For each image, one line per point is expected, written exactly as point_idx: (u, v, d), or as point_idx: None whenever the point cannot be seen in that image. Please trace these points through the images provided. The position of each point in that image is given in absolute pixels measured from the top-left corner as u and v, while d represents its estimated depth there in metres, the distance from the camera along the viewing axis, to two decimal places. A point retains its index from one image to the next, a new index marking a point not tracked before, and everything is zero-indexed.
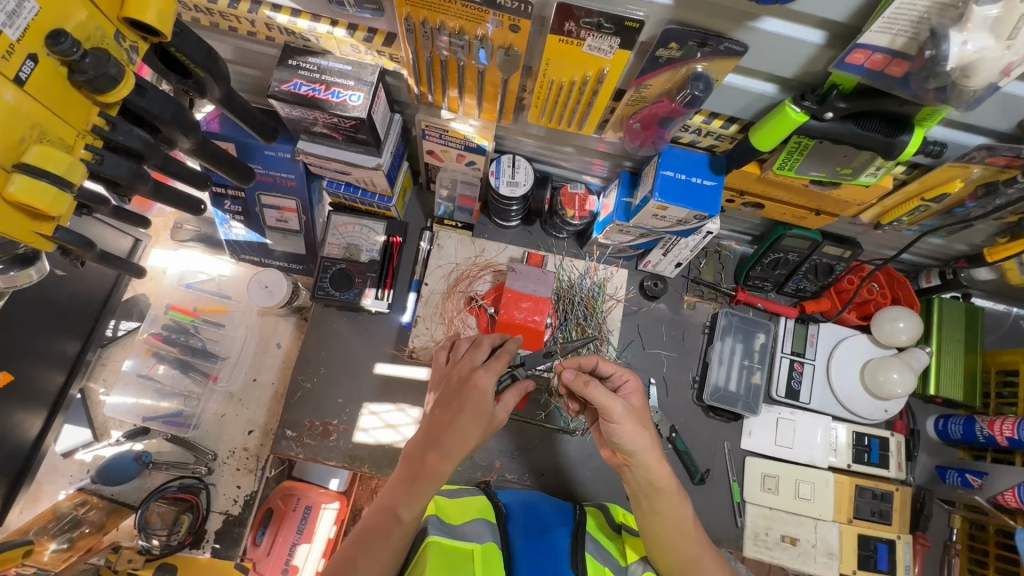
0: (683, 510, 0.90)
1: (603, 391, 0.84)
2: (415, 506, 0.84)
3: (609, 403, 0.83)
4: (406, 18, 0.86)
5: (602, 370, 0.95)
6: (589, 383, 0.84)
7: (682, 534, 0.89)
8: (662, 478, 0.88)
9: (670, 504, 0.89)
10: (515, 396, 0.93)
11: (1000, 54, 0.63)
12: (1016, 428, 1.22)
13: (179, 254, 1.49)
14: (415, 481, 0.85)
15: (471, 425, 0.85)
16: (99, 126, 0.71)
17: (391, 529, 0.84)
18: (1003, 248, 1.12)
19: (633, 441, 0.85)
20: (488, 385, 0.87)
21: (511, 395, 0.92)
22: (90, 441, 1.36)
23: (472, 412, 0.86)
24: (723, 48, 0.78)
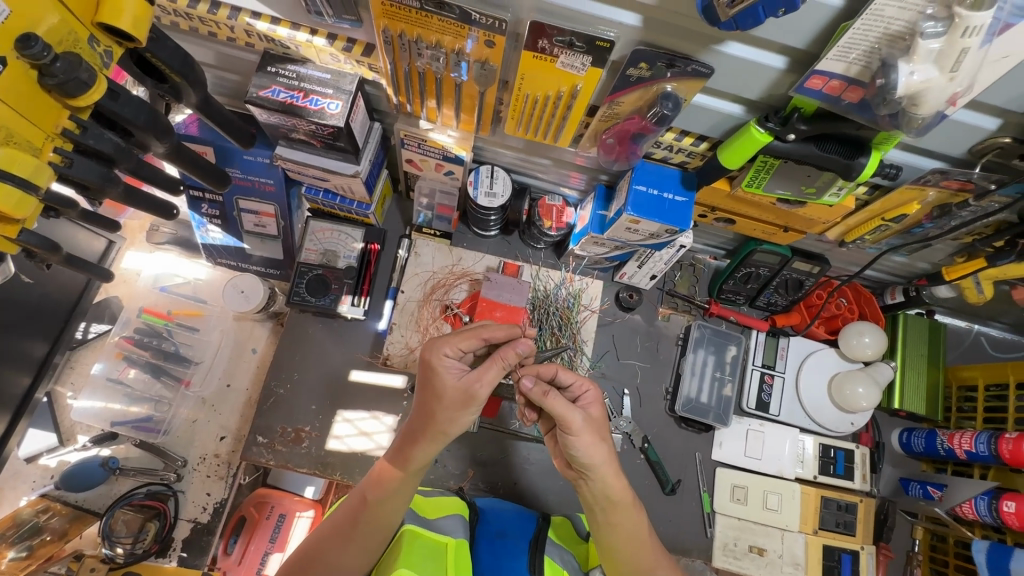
0: (638, 520, 0.91)
1: (563, 402, 0.84)
2: (380, 493, 0.85)
3: (568, 415, 0.83)
4: (384, 30, 0.87)
5: (563, 380, 0.92)
6: (548, 394, 0.83)
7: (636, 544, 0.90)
8: (619, 489, 0.88)
9: (631, 518, 0.90)
10: (495, 367, 0.84)
11: (944, 85, 0.66)
12: (973, 441, 1.26)
13: (154, 257, 1.48)
14: (383, 467, 0.87)
15: (451, 411, 0.84)
16: (69, 129, 0.71)
17: (358, 511, 0.86)
18: (959, 267, 1.16)
19: (590, 454, 0.85)
20: (446, 363, 0.84)
21: (489, 368, 0.84)
22: (56, 446, 1.34)
23: (432, 394, 0.84)
24: (690, 69, 0.81)
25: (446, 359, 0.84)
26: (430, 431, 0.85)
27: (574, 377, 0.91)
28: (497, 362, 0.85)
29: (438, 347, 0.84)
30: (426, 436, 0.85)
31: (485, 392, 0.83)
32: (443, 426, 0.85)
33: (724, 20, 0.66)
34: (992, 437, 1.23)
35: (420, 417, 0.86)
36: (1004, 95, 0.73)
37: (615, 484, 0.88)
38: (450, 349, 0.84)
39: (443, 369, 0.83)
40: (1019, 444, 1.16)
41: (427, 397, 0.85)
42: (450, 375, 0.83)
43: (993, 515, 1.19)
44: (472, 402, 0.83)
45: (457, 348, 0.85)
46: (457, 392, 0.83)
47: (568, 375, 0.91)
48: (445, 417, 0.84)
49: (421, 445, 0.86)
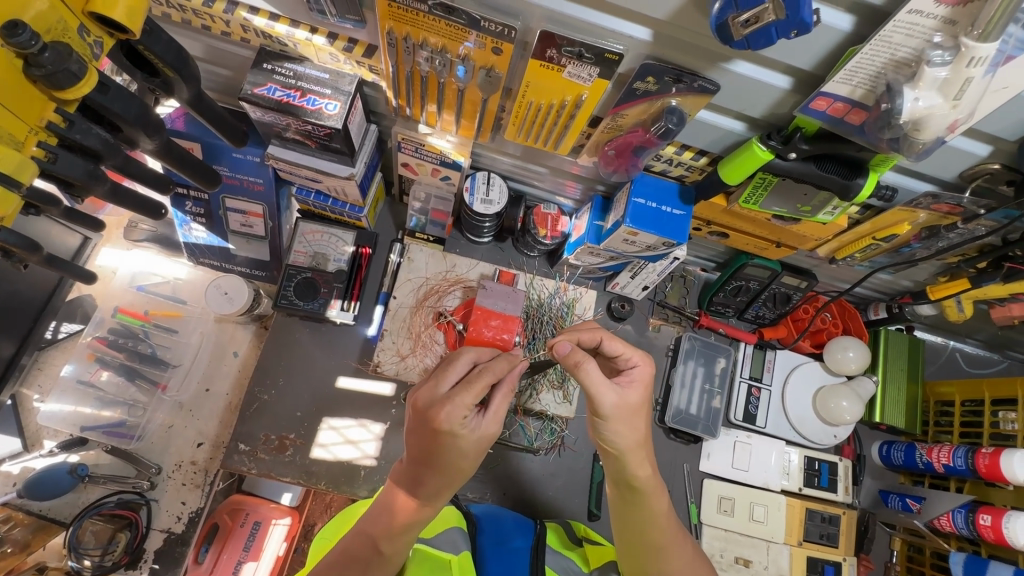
0: (658, 502, 0.90)
1: (599, 377, 0.80)
2: (398, 545, 0.80)
3: (600, 391, 0.80)
4: (388, 31, 0.85)
5: (609, 349, 0.89)
6: (581, 365, 0.80)
7: (647, 531, 0.90)
8: (643, 475, 0.87)
9: (654, 499, 0.89)
10: (507, 399, 0.80)
11: (947, 112, 0.67)
12: (951, 455, 1.30)
13: (132, 254, 1.42)
14: (396, 523, 0.80)
15: (469, 458, 0.79)
16: (54, 122, 0.67)
17: (371, 562, 0.80)
18: (943, 286, 1.19)
19: (621, 438, 0.83)
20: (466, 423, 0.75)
21: (500, 401, 0.79)
22: (19, 452, 1.26)
23: (453, 453, 0.77)
24: (696, 85, 0.81)
25: (465, 419, 0.75)
26: (451, 479, 0.81)
27: (621, 346, 0.88)
28: (505, 393, 0.80)
29: (451, 411, 0.74)
30: (446, 487, 0.81)
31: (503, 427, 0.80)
32: (462, 470, 0.80)
33: (737, 39, 0.66)
34: (969, 451, 1.27)
35: (435, 475, 0.80)
36: (1000, 123, 0.75)
37: (639, 470, 0.87)
38: (465, 407, 0.75)
39: (464, 430, 0.76)
40: (996, 458, 1.20)
41: (441, 455, 0.77)
42: (471, 432, 0.76)
43: (970, 528, 1.22)
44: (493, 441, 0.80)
45: (471, 404, 0.75)
46: (480, 441, 0.78)
47: (615, 343, 0.88)
48: (468, 465, 0.80)
49: (438, 495, 0.81)
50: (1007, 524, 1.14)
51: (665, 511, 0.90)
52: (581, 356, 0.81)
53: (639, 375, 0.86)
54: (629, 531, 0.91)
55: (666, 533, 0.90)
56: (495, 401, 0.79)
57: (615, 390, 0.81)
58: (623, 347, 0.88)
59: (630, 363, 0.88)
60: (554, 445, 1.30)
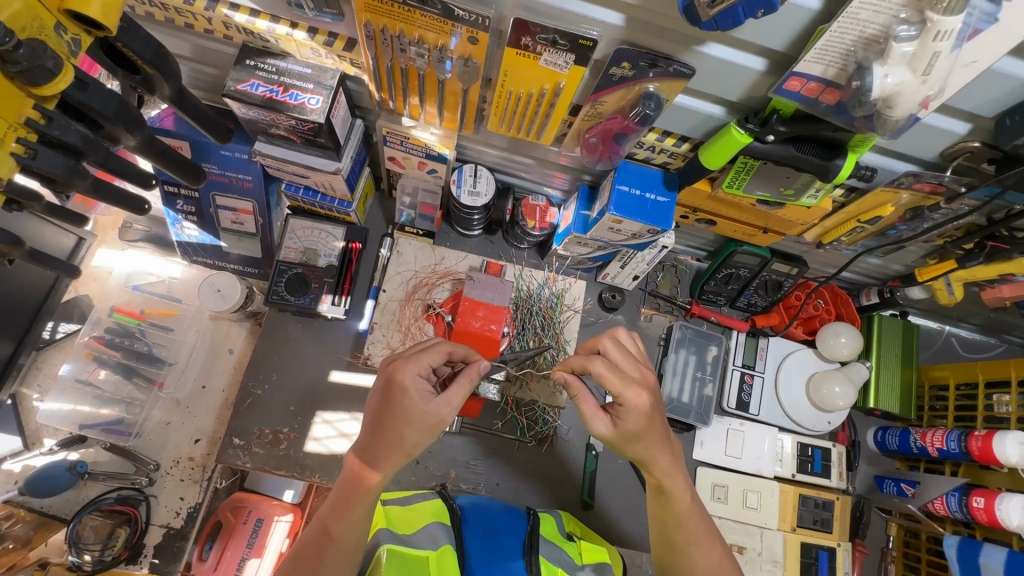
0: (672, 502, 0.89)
1: (591, 407, 0.85)
2: (346, 522, 0.81)
3: (591, 420, 0.84)
4: (366, 24, 0.86)
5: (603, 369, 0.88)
6: (576, 396, 0.85)
7: (661, 532, 0.92)
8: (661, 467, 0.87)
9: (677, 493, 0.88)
10: (464, 387, 0.83)
11: (917, 88, 0.67)
12: (944, 438, 1.29)
13: (127, 255, 1.44)
14: (347, 495, 0.83)
15: (416, 431, 0.80)
16: (34, 119, 0.68)
17: (323, 546, 0.81)
18: (931, 268, 1.17)
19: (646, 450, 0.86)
20: (416, 385, 0.80)
21: (458, 387, 0.83)
22: (20, 450, 1.29)
23: (398, 415, 0.80)
24: (672, 69, 0.81)
25: (416, 378, 0.81)
26: (395, 453, 0.81)
27: (616, 383, 0.81)
28: (463, 384, 0.83)
29: (409, 367, 0.81)
30: (390, 456, 0.81)
31: (450, 416, 0.82)
32: (410, 448, 0.82)
33: (705, 20, 0.66)
34: (963, 434, 1.26)
35: (382, 441, 0.81)
36: (975, 99, 0.75)
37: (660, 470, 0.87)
38: (420, 367, 0.82)
39: (413, 391, 0.80)
40: (988, 441, 1.19)
41: (391, 416, 0.81)
42: (421, 398, 0.80)
43: (964, 511, 1.22)
44: (439, 427, 0.81)
45: (427, 367, 0.83)
46: (428, 415, 0.80)
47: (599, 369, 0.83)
48: (410, 440, 0.80)
49: (383, 464, 0.81)
50: (1000, 505, 1.14)
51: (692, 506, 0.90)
52: (580, 388, 0.86)
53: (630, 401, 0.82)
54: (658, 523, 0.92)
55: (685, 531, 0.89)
56: (453, 387, 0.82)
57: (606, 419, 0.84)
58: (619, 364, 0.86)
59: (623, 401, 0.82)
60: (547, 434, 1.31)
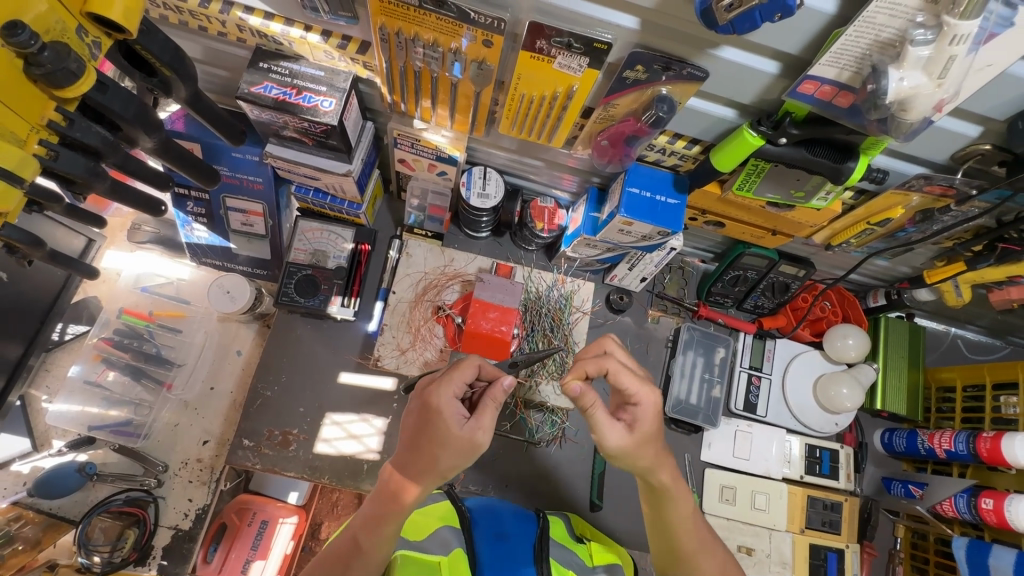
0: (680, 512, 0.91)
1: (605, 417, 0.82)
2: (378, 537, 0.83)
3: (606, 430, 0.83)
4: (381, 27, 0.87)
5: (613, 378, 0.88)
6: (591, 409, 0.81)
7: (668, 542, 0.93)
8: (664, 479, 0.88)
9: (680, 502, 0.90)
10: (492, 412, 0.83)
11: (932, 91, 0.68)
12: (953, 440, 1.30)
13: (135, 256, 1.44)
14: (380, 511, 0.84)
15: (451, 455, 0.81)
16: (55, 121, 0.68)
17: (353, 558, 0.83)
18: (939, 270, 1.18)
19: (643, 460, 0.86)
20: (453, 409, 0.81)
21: (485, 410, 0.83)
22: (29, 451, 1.29)
23: (434, 437, 0.81)
24: (685, 72, 0.82)
25: (451, 400, 0.82)
26: (431, 474, 0.82)
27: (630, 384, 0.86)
28: (490, 404, 0.83)
29: (443, 390, 0.82)
30: (429, 478, 0.82)
31: (486, 439, 0.82)
32: (443, 470, 0.82)
33: (722, 24, 0.67)
34: (971, 436, 1.26)
35: (418, 461, 0.83)
36: (987, 103, 0.75)
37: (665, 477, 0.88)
38: (454, 389, 0.83)
39: (448, 415, 0.81)
40: (996, 443, 1.20)
41: (428, 438, 0.82)
42: (454, 423, 0.80)
43: (972, 512, 1.22)
44: (475, 451, 0.82)
45: (459, 387, 0.84)
46: (461, 440, 0.80)
47: (623, 378, 0.86)
48: (445, 464, 0.81)
49: (422, 484, 0.83)
50: (1009, 507, 1.14)
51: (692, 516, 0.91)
52: (592, 398, 0.83)
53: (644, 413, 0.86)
54: (658, 530, 0.93)
55: (691, 541, 0.92)
56: (483, 409, 0.82)
57: (619, 429, 0.84)
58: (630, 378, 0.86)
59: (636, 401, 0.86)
60: (555, 436, 1.31)
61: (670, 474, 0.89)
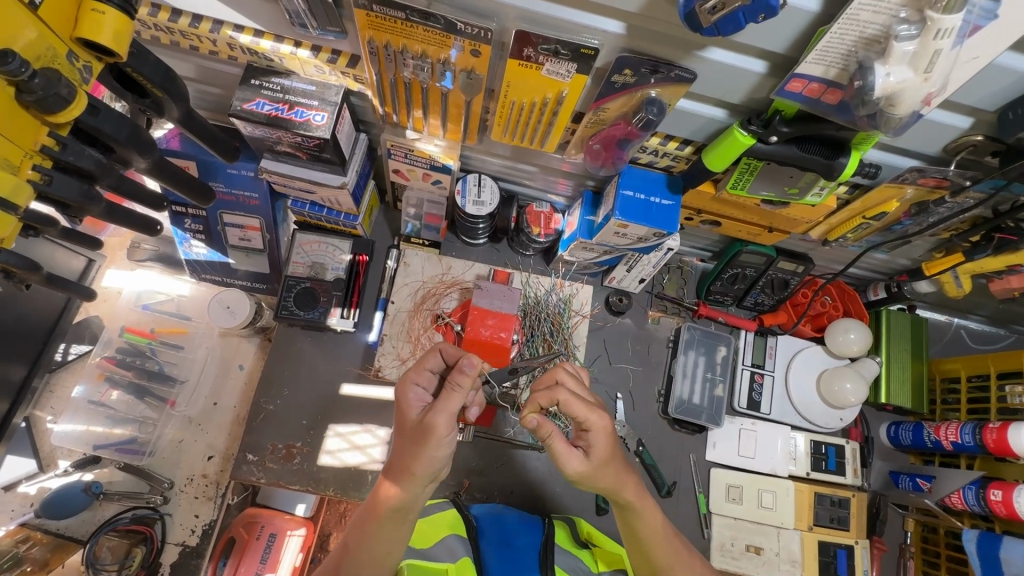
0: (653, 523, 0.90)
1: (564, 445, 0.82)
2: (364, 534, 0.84)
3: (564, 458, 0.82)
4: (369, 40, 0.87)
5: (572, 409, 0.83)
6: (550, 438, 0.81)
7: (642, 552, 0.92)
8: (630, 495, 0.88)
9: (647, 514, 0.90)
10: (451, 395, 0.79)
11: (919, 85, 0.68)
12: (959, 432, 1.29)
13: (136, 274, 1.45)
14: (366, 512, 0.85)
15: (416, 444, 0.80)
16: (48, 146, 0.69)
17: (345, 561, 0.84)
18: (938, 262, 1.18)
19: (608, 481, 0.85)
20: (413, 396, 0.86)
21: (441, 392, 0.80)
22: (35, 473, 1.29)
23: (403, 432, 0.84)
24: (673, 74, 0.82)
25: (412, 390, 0.86)
26: (404, 470, 0.80)
27: (581, 409, 0.81)
28: (450, 388, 0.80)
29: (403, 379, 0.88)
30: (402, 476, 0.81)
31: (444, 421, 0.78)
32: (412, 464, 0.80)
33: (706, 26, 0.67)
34: (976, 427, 1.26)
35: (396, 461, 0.82)
36: (978, 94, 0.75)
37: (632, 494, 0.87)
38: (417, 378, 0.89)
39: (410, 404, 0.85)
40: (1002, 433, 1.19)
41: (400, 435, 0.85)
42: (415, 407, 0.85)
43: (981, 504, 1.21)
44: (432, 436, 0.78)
45: (422, 375, 0.89)
46: (419, 426, 0.80)
47: (573, 409, 0.81)
48: (413, 455, 0.79)
49: (396, 481, 0.81)
50: (1017, 498, 1.13)
51: (662, 530, 0.91)
52: (550, 429, 0.82)
53: (598, 437, 0.83)
54: (631, 544, 0.93)
55: (663, 550, 0.91)
56: (441, 393, 0.80)
57: (577, 457, 0.83)
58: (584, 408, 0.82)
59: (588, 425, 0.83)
60: None
61: (635, 490, 0.88)
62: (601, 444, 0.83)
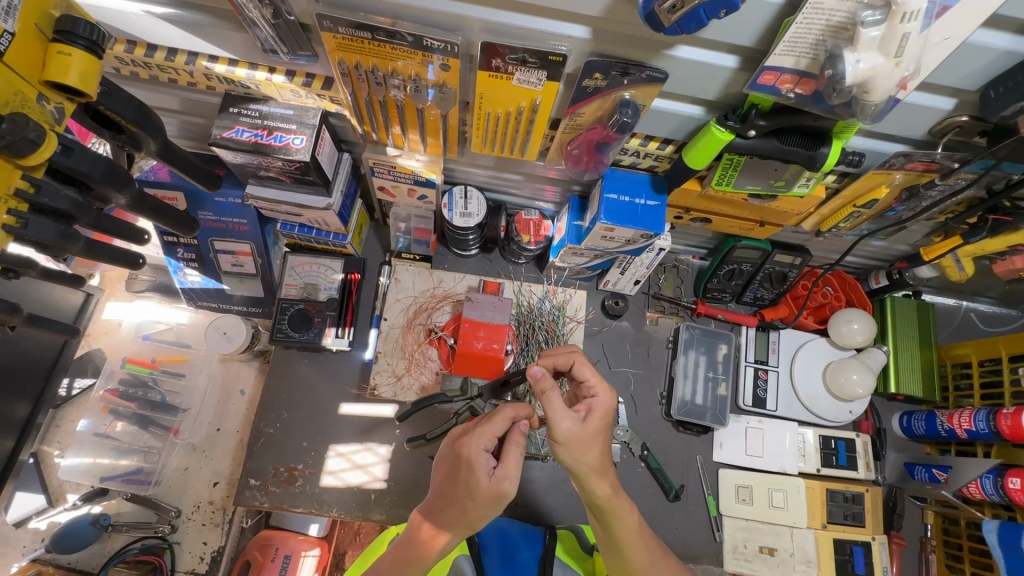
0: (627, 518, 0.88)
1: (559, 402, 0.81)
2: None
3: (558, 418, 0.81)
4: (339, 62, 0.88)
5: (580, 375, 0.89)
6: (546, 393, 0.81)
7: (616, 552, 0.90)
8: (604, 490, 0.85)
9: (622, 518, 0.87)
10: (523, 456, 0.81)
11: (891, 70, 0.66)
12: (972, 419, 1.25)
13: (135, 305, 1.47)
14: (405, 555, 0.84)
15: (483, 507, 0.79)
16: (22, 189, 0.70)
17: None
18: (936, 246, 1.15)
19: (578, 463, 0.83)
20: (483, 462, 0.79)
21: (510, 456, 0.81)
22: (44, 508, 1.30)
23: (464, 491, 0.80)
24: (644, 75, 0.81)
25: (483, 454, 0.79)
26: (461, 523, 0.82)
27: (591, 374, 0.88)
28: (516, 446, 0.82)
29: (474, 441, 0.80)
30: (455, 526, 0.82)
31: (513, 486, 0.80)
32: (473, 520, 0.81)
33: (667, 25, 0.66)
34: (990, 413, 1.21)
35: (445, 512, 0.82)
36: (956, 74, 0.73)
37: (600, 486, 0.85)
38: (485, 443, 0.80)
39: (479, 468, 0.78)
40: (1017, 419, 1.14)
41: (458, 491, 0.81)
42: (484, 475, 0.78)
43: (1000, 493, 1.17)
44: (502, 500, 0.80)
45: (491, 439, 0.81)
46: (489, 492, 0.78)
47: (586, 370, 0.88)
48: (477, 514, 0.80)
49: (449, 532, 0.82)
50: None
51: (636, 527, 0.88)
52: (549, 386, 0.82)
53: (598, 406, 0.86)
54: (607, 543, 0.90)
55: (639, 551, 0.89)
56: (506, 454, 0.81)
57: (573, 418, 0.82)
58: (593, 374, 0.88)
59: (592, 394, 0.87)
60: None
61: (608, 488, 0.85)
62: (598, 414, 0.84)
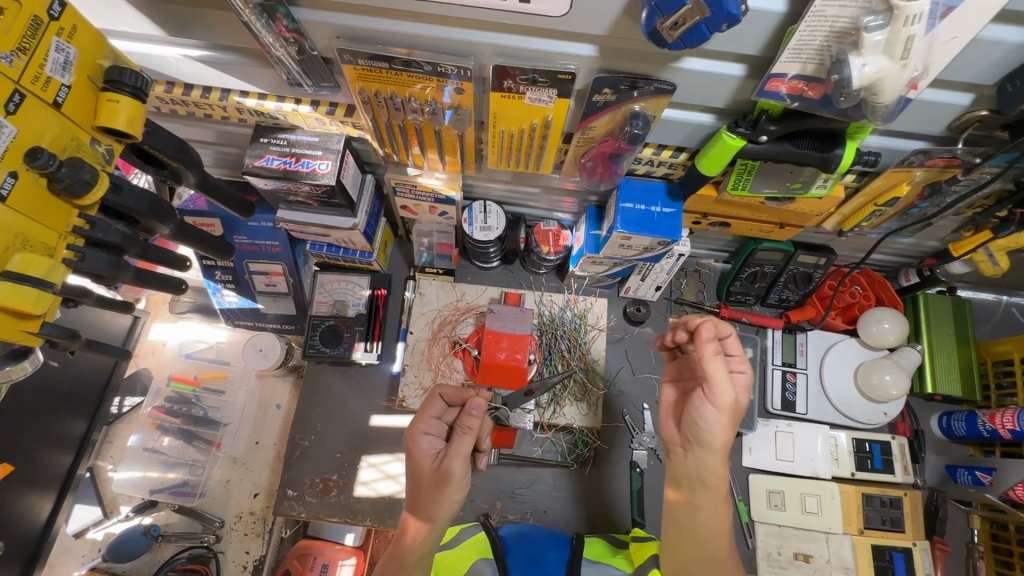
0: (720, 513, 0.96)
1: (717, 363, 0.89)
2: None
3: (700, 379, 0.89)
4: (360, 91, 0.93)
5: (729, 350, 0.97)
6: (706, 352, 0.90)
7: (690, 539, 0.97)
8: (717, 473, 0.95)
9: (712, 506, 0.96)
10: (464, 439, 0.90)
11: (898, 72, 0.66)
12: (1015, 419, 1.20)
13: (177, 325, 1.55)
14: (394, 554, 0.94)
15: (435, 490, 0.90)
16: (80, 226, 0.77)
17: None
18: (966, 241, 1.13)
19: (715, 432, 0.92)
20: (423, 445, 0.93)
21: (457, 441, 0.90)
22: (101, 519, 1.37)
23: (416, 477, 0.92)
24: (653, 88, 0.83)
25: (421, 437, 0.93)
26: (431, 512, 0.92)
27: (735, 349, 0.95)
28: (462, 432, 0.91)
29: (412, 429, 0.95)
30: (428, 516, 0.91)
31: (457, 466, 0.89)
32: (433, 507, 0.91)
33: (671, 41, 0.68)
34: None
35: (415, 502, 0.93)
36: (970, 70, 0.73)
37: (707, 463, 0.95)
38: (425, 428, 0.95)
39: (420, 451, 0.92)
40: None
41: (416, 479, 0.93)
42: (426, 456, 0.92)
43: None
44: (451, 481, 0.89)
45: (429, 423, 0.96)
46: (433, 473, 0.90)
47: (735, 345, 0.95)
48: (431, 500, 0.90)
49: (423, 522, 0.93)
50: None
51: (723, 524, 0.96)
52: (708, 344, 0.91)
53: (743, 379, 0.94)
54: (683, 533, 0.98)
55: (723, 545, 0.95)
56: (454, 438, 0.91)
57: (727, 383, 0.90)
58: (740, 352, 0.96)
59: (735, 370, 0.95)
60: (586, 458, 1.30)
61: (721, 474, 0.96)
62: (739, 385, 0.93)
